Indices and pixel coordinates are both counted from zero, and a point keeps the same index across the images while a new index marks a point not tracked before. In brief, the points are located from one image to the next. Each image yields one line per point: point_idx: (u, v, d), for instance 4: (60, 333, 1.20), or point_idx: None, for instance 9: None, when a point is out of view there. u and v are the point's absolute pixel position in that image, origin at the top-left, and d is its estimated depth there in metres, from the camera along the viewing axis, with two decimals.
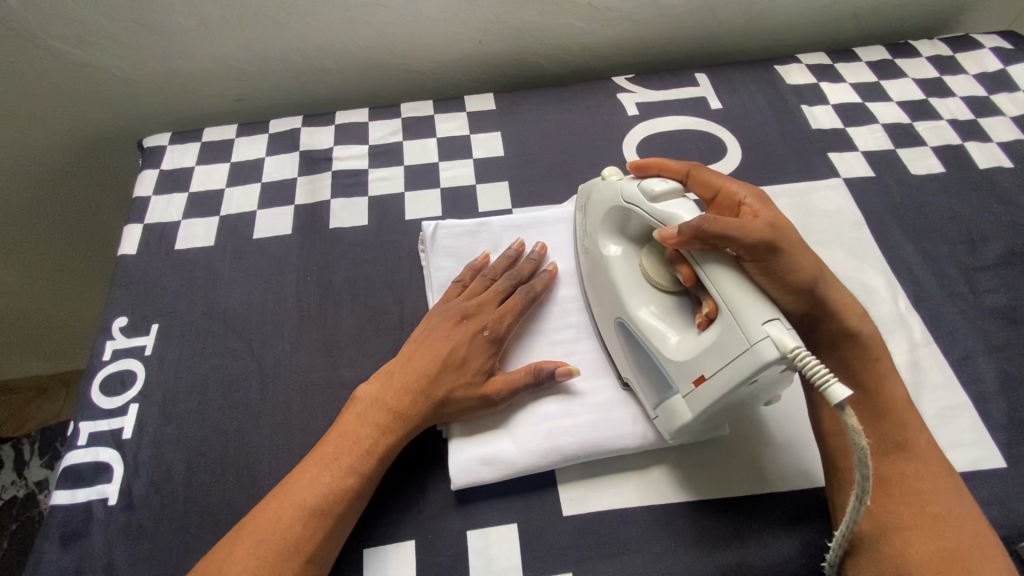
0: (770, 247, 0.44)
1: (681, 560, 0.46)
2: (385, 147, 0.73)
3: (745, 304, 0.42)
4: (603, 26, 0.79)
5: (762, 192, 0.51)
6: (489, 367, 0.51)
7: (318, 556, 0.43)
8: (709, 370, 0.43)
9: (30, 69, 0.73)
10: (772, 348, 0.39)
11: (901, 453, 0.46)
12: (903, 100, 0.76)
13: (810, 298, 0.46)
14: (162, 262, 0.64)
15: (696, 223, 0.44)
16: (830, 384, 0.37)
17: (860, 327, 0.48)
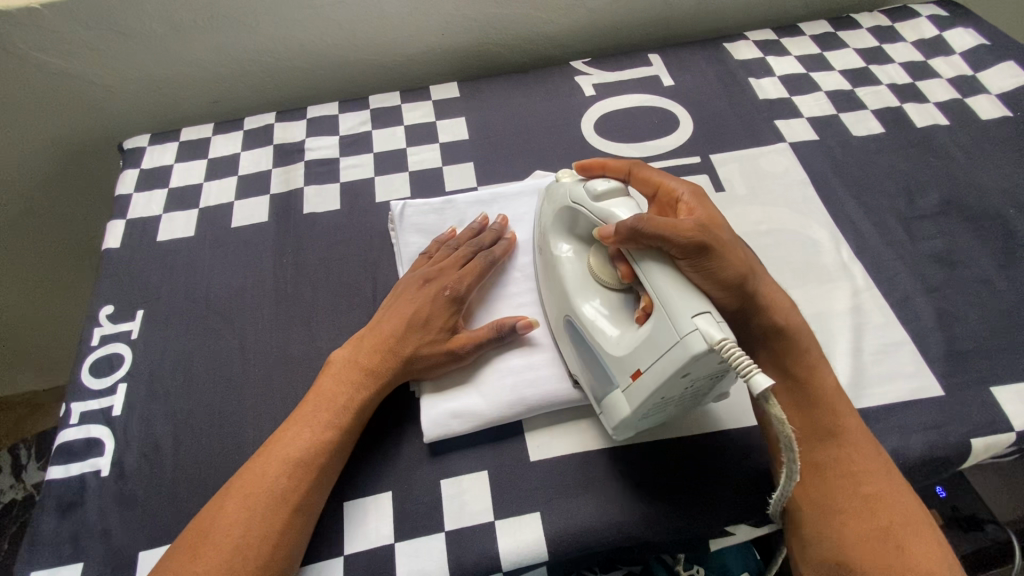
0: (702, 247, 0.45)
1: (642, 494, 0.50)
2: (355, 137, 0.76)
3: (679, 299, 0.42)
4: (559, 14, 0.83)
5: (698, 188, 0.54)
6: (453, 326, 0.54)
7: (304, 505, 0.46)
8: (644, 364, 0.44)
9: (12, 81, 0.76)
10: (700, 340, 0.40)
11: (834, 440, 0.47)
12: (845, 69, 0.81)
13: (741, 293, 0.48)
14: (145, 253, 0.67)
15: (634, 223, 0.45)
16: (753, 375, 0.37)
17: (788, 321, 0.50)
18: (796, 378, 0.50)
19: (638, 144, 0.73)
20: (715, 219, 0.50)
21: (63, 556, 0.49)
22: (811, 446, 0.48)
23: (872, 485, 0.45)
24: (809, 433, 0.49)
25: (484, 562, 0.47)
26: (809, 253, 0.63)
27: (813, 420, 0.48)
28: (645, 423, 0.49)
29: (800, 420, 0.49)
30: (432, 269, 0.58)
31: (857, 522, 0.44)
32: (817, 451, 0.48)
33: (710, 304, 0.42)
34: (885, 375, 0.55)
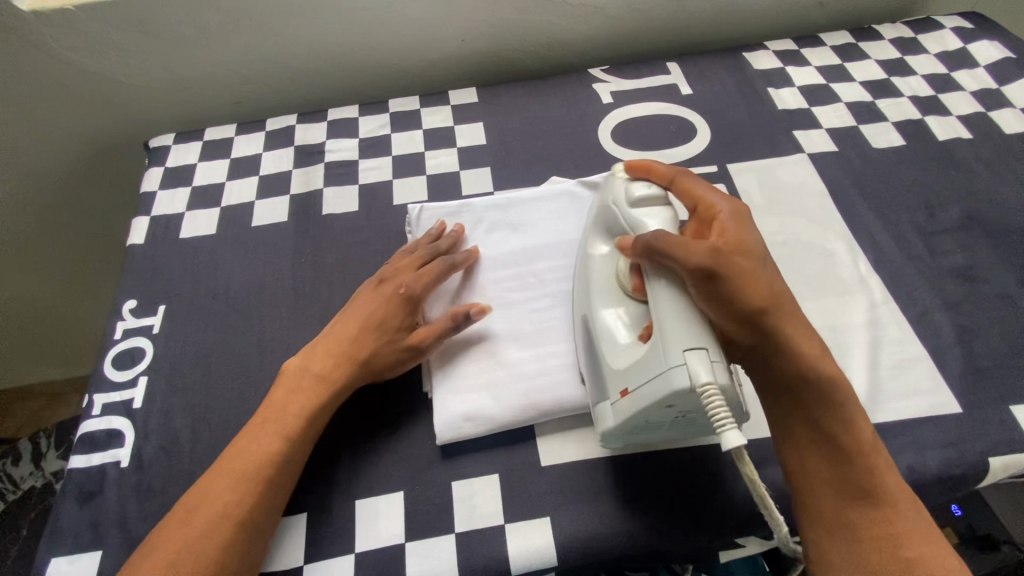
0: (712, 276, 0.44)
1: (651, 502, 0.50)
2: (375, 140, 0.77)
3: (677, 329, 0.43)
4: (579, 21, 0.84)
5: (740, 208, 0.51)
6: (408, 324, 0.56)
7: (261, 508, 0.47)
8: (633, 385, 0.45)
9: (44, 79, 0.79)
10: (685, 377, 0.41)
11: (868, 500, 0.45)
12: (866, 80, 0.80)
13: (750, 331, 0.46)
14: (168, 250, 0.68)
15: (650, 239, 0.46)
16: (726, 432, 0.38)
17: (819, 368, 0.47)
18: (816, 425, 0.47)
19: (656, 152, 0.74)
20: (746, 245, 0.49)
21: (83, 544, 0.50)
22: (846, 504, 0.45)
23: (900, 520, 0.44)
24: (845, 490, 0.45)
25: (494, 565, 0.48)
26: (826, 265, 0.63)
27: (851, 476, 0.45)
28: (638, 438, 0.50)
29: (834, 474, 0.46)
30: (393, 270, 0.59)
31: None
32: (851, 510, 0.45)
33: (710, 339, 0.42)
34: (901, 390, 0.55)
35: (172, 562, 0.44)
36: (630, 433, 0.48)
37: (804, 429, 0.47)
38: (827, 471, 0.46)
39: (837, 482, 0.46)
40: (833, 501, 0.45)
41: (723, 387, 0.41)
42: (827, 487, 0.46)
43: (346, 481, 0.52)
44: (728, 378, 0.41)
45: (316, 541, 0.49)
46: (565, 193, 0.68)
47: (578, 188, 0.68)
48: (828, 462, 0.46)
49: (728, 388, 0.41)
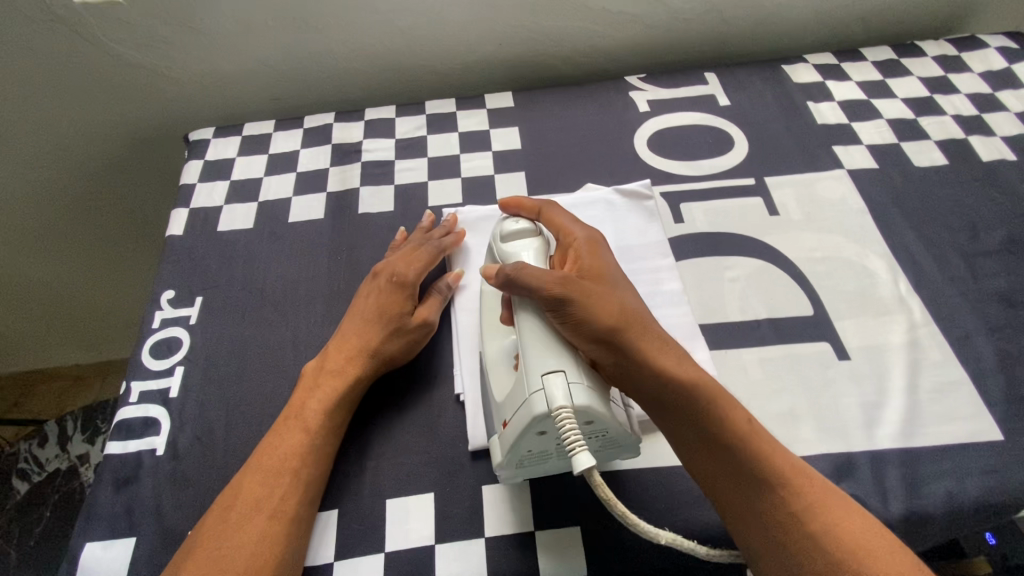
0: (561, 298, 0.48)
1: (685, 516, 0.49)
2: (411, 141, 0.78)
3: (538, 356, 0.46)
4: (617, 29, 0.84)
5: (596, 238, 0.56)
6: (408, 308, 0.59)
7: (304, 501, 0.49)
8: (508, 416, 0.47)
9: (91, 70, 0.81)
10: (543, 402, 0.44)
11: (761, 492, 0.45)
12: (908, 97, 0.79)
13: (615, 349, 0.47)
14: (206, 242, 0.69)
15: (511, 271, 0.50)
16: (576, 453, 0.41)
17: (698, 380, 0.48)
18: (707, 435, 0.46)
19: (692, 163, 0.73)
20: (599, 270, 0.52)
21: (117, 530, 0.51)
22: (739, 499, 0.45)
23: (804, 494, 0.45)
24: (734, 489, 0.46)
25: (523, 572, 0.48)
26: (865, 284, 0.62)
27: (736, 471, 0.46)
28: (535, 473, 0.50)
29: (722, 474, 0.46)
30: (385, 263, 0.62)
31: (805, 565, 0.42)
32: (751, 504, 0.45)
33: (569, 362, 0.45)
34: (940, 415, 0.54)
35: (213, 555, 0.45)
36: (522, 468, 0.49)
37: (695, 439, 0.47)
38: (717, 473, 0.46)
39: (733, 476, 0.46)
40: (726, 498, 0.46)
41: (579, 408, 0.43)
42: (728, 484, 0.46)
43: (377, 479, 0.53)
44: (588, 399, 0.43)
45: (347, 538, 0.50)
46: (601, 201, 0.68)
47: (615, 196, 0.68)
48: (720, 463, 0.46)
49: (589, 409, 0.43)
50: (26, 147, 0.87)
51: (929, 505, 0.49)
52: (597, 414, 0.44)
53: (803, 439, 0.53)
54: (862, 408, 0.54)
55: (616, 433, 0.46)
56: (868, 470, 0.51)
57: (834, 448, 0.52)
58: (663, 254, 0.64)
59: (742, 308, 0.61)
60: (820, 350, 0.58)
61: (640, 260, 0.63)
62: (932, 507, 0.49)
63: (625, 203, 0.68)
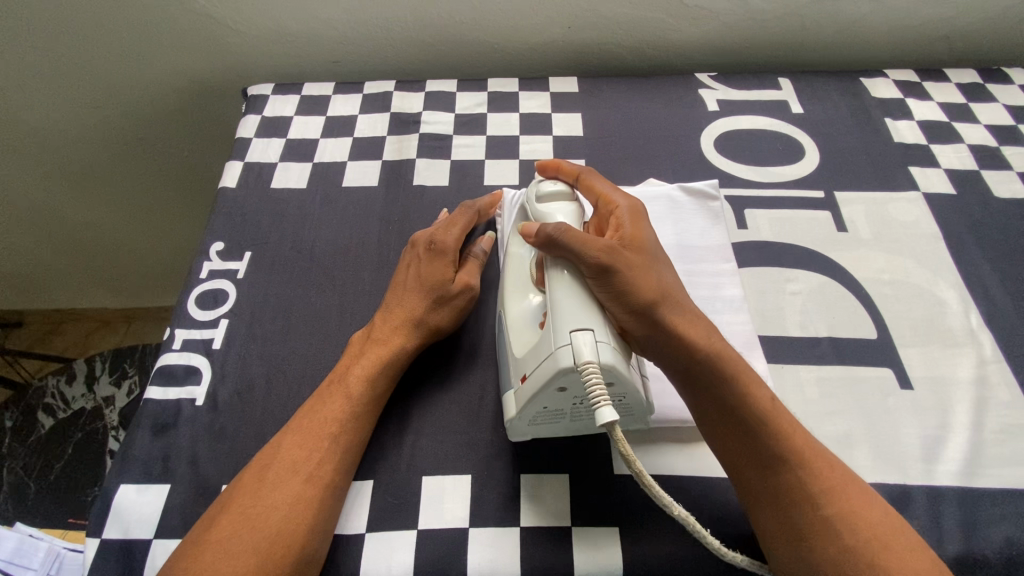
0: (605, 267, 0.46)
1: (727, 527, 0.47)
2: (471, 117, 0.76)
3: (569, 312, 0.44)
4: (691, 24, 0.81)
5: (638, 206, 0.54)
6: (451, 275, 0.57)
7: (340, 468, 0.48)
8: (528, 370, 0.46)
9: (157, 14, 0.80)
10: (570, 356, 0.42)
11: (778, 466, 0.44)
12: (991, 124, 0.75)
13: (651, 319, 0.46)
14: (259, 198, 0.69)
15: (551, 230, 0.48)
16: (601, 408, 0.40)
17: (730, 360, 0.46)
18: (733, 413, 0.45)
19: (759, 168, 0.71)
20: (642, 241, 0.50)
21: (152, 475, 0.50)
22: (758, 474, 0.44)
23: (823, 477, 0.43)
24: (752, 462, 0.44)
25: (557, 567, 0.46)
26: (933, 313, 0.59)
27: (757, 448, 0.44)
28: (545, 429, 0.50)
29: (742, 448, 0.45)
30: (424, 232, 0.60)
31: (819, 543, 0.41)
32: (770, 481, 0.43)
33: (599, 322, 0.44)
34: (1006, 457, 0.51)
35: (247, 512, 0.44)
36: (532, 422, 0.48)
37: (711, 416, 0.46)
38: (735, 448, 0.45)
39: (746, 456, 0.45)
40: (747, 472, 0.44)
41: (604, 366, 0.42)
42: (745, 461, 0.44)
43: (415, 453, 0.52)
44: (613, 358, 0.42)
45: (379, 511, 0.49)
46: (664, 196, 0.66)
47: (678, 193, 0.66)
48: (739, 442, 0.45)
49: (612, 369, 0.42)
50: (80, 86, 0.88)
51: (985, 546, 0.46)
52: (619, 375, 0.43)
53: (858, 466, 0.50)
54: (922, 441, 0.52)
55: (629, 395, 0.45)
56: (924, 505, 0.48)
57: (890, 478, 0.50)
58: (725, 258, 0.62)
59: (802, 324, 0.58)
60: (882, 375, 0.55)
61: (699, 262, 0.61)
62: (988, 550, 0.46)
63: (688, 202, 0.66)
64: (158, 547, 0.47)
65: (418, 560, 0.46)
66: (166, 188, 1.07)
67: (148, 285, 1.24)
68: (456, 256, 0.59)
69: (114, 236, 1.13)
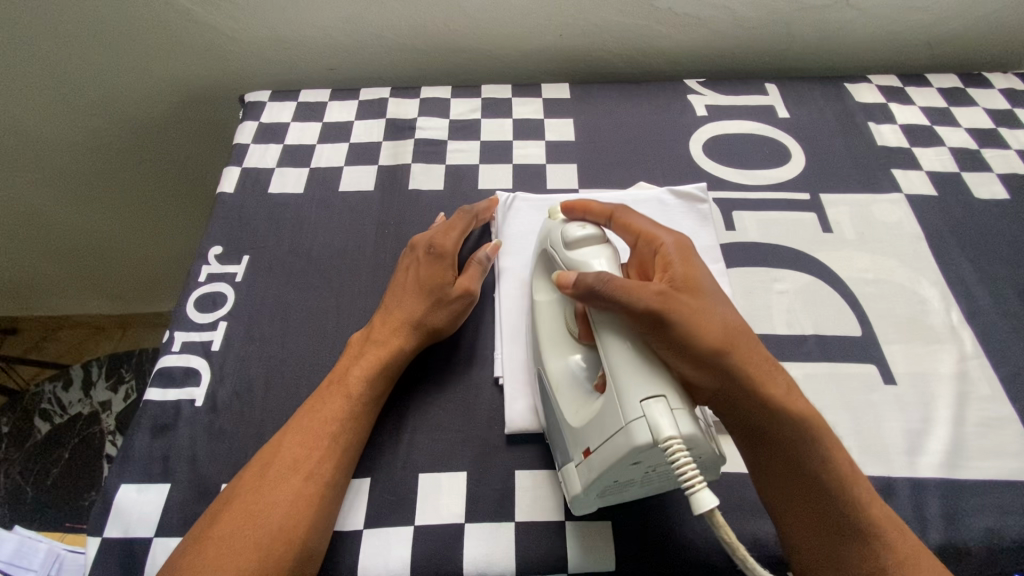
0: (663, 321, 0.43)
1: (717, 521, 0.49)
2: (465, 123, 0.78)
3: (634, 379, 0.42)
4: (679, 31, 0.83)
5: (683, 242, 0.51)
6: (450, 278, 0.58)
7: (340, 466, 0.49)
8: (595, 444, 0.43)
9: (155, 22, 0.81)
10: (647, 430, 0.39)
11: (843, 530, 0.44)
12: (972, 127, 0.77)
13: (715, 373, 0.44)
14: (257, 203, 0.70)
15: (594, 282, 0.45)
16: (696, 491, 0.37)
17: (794, 409, 0.45)
18: (800, 470, 0.45)
19: (747, 171, 0.72)
20: (693, 282, 0.48)
21: (152, 475, 0.51)
22: (825, 537, 0.44)
23: (887, 542, 0.43)
24: (818, 524, 0.44)
25: (551, 560, 0.47)
26: (916, 310, 0.61)
27: (823, 511, 0.44)
28: (609, 500, 0.47)
29: (807, 508, 0.44)
30: (422, 236, 0.62)
31: None
32: (835, 544, 0.44)
33: (667, 386, 0.41)
34: (986, 450, 0.52)
35: (250, 509, 0.45)
36: (600, 496, 0.45)
37: (775, 468, 0.45)
38: (801, 510, 0.45)
39: (812, 510, 0.44)
40: (813, 535, 0.44)
41: (685, 437, 0.39)
42: (811, 525, 0.44)
43: (412, 452, 0.53)
44: (692, 427, 0.40)
45: (377, 508, 0.50)
46: (654, 200, 0.68)
47: (668, 196, 0.68)
48: (803, 494, 0.45)
49: (693, 438, 0.39)
50: (77, 93, 0.89)
51: (967, 536, 0.48)
52: (699, 442, 0.40)
53: None
54: (906, 435, 0.53)
55: (707, 459, 0.42)
56: (907, 497, 0.50)
57: (874, 471, 0.51)
58: (714, 259, 0.63)
59: (789, 322, 0.60)
60: (866, 371, 0.57)
61: None
62: (969, 540, 0.48)
63: (677, 204, 0.67)
64: (159, 545, 0.48)
65: (416, 556, 0.47)
66: (163, 195, 1.08)
67: (144, 291, 1.25)
68: (454, 260, 0.60)
69: (110, 243, 1.13)
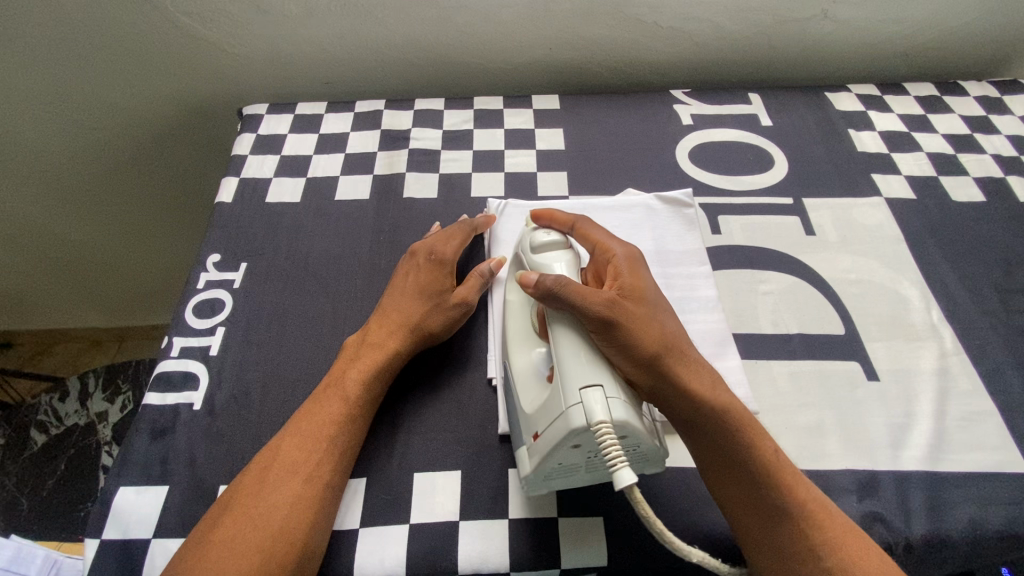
0: (609, 322, 0.45)
1: (706, 516, 0.49)
2: (458, 133, 0.80)
3: (576, 368, 0.43)
4: (665, 44, 0.86)
5: (634, 254, 0.54)
6: (448, 285, 0.60)
7: (336, 469, 0.50)
8: (540, 428, 0.45)
9: (156, 38, 0.83)
10: (581, 415, 0.41)
11: (779, 517, 0.44)
12: (949, 133, 0.80)
13: (657, 371, 0.46)
14: (255, 212, 0.72)
15: (552, 283, 0.47)
16: (617, 469, 0.39)
17: (733, 409, 0.47)
18: (739, 466, 0.46)
19: (732, 177, 0.75)
20: (641, 290, 0.51)
21: (151, 478, 0.52)
22: (761, 525, 0.44)
23: (823, 530, 0.44)
24: (756, 512, 0.45)
25: (544, 556, 0.48)
26: (897, 309, 0.63)
27: (764, 500, 0.45)
28: (560, 484, 0.48)
29: (746, 500, 0.45)
30: (421, 244, 0.64)
31: None
32: (768, 531, 0.44)
33: (609, 377, 0.43)
34: (965, 443, 0.54)
35: (249, 513, 0.46)
36: (546, 479, 0.47)
37: (719, 469, 0.46)
38: (739, 499, 0.45)
39: (753, 507, 0.45)
40: (751, 521, 0.45)
41: (617, 423, 0.41)
42: (750, 514, 0.45)
43: (406, 453, 0.54)
44: (626, 414, 0.41)
45: (373, 507, 0.51)
46: (641, 205, 0.70)
47: (655, 202, 0.70)
48: (742, 492, 0.45)
49: (626, 424, 0.41)
50: (78, 107, 0.91)
51: (950, 527, 0.49)
52: (633, 430, 0.42)
53: (828, 455, 0.53)
54: (888, 430, 0.54)
55: (645, 448, 0.44)
56: (891, 489, 0.51)
57: (859, 465, 0.52)
58: (700, 262, 0.65)
59: (774, 322, 0.62)
60: (851, 369, 0.58)
61: (677, 266, 0.65)
62: (953, 531, 0.49)
63: (664, 210, 0.69)
64: (157, 547, 0.48)
65: (411, 554, 0.48)
66: (158, 209, 1.10)
67: (135, 307, 1.26)
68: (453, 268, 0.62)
69: (105, 257, 1.15)
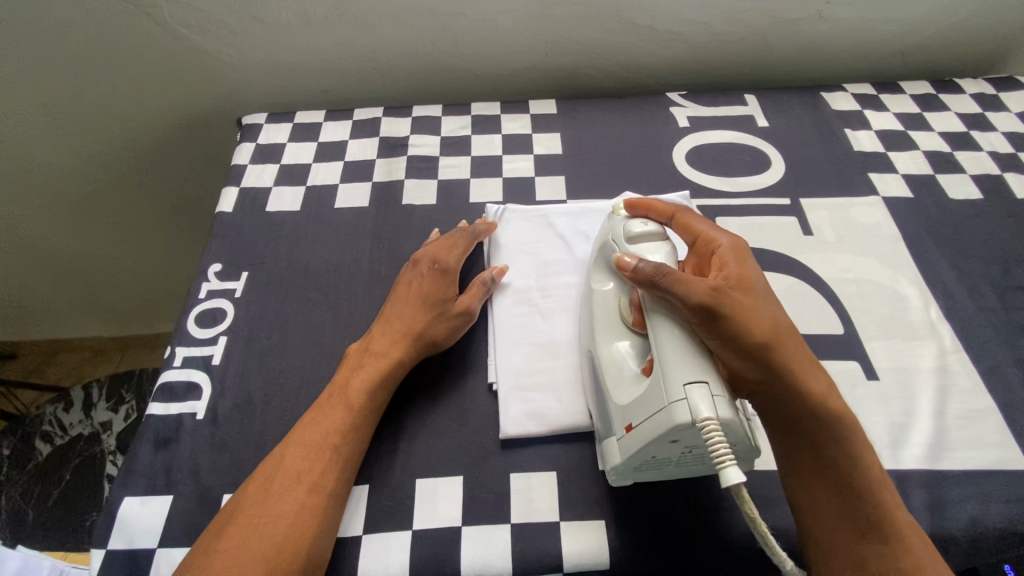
0: (711, 313, 0.45)
1: (706, 518, 0.49)
2: (456, 139, 0.80)
3: (676, 362, 0.43)
4: (661, 47, 0.86)
5: (741, 245, 0.52)
6: (450, 293, 0.61)
7: (339, 479, 0.50)
8: (636, 420, 0.44)
9: (156, 49, 0.84)
10: (686, 411, 0.40)
11: (874, 524, 0.44)
12: (945, 131, 0.80)
13: (762, 367, 0.46)
14: (255, 221, 0.72)
15: (654, 273, 0.47)
16: (726, 468, 0.38)
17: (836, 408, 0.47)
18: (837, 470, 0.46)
19: (729, 179, 0.75)
20: (749, 282, 0.49)
21: (156, 487, 0.52)
22: (855, 533, 0.44)
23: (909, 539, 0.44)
24: (850, 519, 0.45)
25: (547, 560, 0.48)
26: (896, 309, 0.63)
27: (857, 509, 0.45)
28: (647, 476, 0.48)
29: (841, 504, 0.45)
30: (423, 252, 0.64)
31: None
32: (859, 541, 0.44)
33: (711, 372, 0.42)
34: (966, 441, 0.54)
35: (254, 522, 0.46)
36: (635, 471, 0.47)
37: (810, 470, 0.47)
38: (831, 502, 0.45)
39: (846, 508, 0.45)
40: (843, 528, 0.44)
41: (722, 421, 0.40)
42: (842, 521, 0.45)
43: (409, 459, 0.54)
44: (730, 412, 0.41)
45: (376, 514, 0.51)
46: None
47: None
48: (831, 496, 0.46)
49: (729, 422, 0.40)
50: (80, 118, 0.92)
51: (953, 526, 0.49)
52: (736, 428, 0.41)
53: None
54: (889, 429, 0.55)
55: (742, 442, 0.43)
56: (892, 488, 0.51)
57: None
58: None
59: None
60: (850, 369, 0.58)
61: None
62: (955, 529, 0.49)
63: None
64: (163, 556, 0.49)
65: (414, 559, 0.48)
66: (160, 219, 1.10)
67: (138, 316, 1.27)
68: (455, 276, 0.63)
69: (108, 267, 1.15)
